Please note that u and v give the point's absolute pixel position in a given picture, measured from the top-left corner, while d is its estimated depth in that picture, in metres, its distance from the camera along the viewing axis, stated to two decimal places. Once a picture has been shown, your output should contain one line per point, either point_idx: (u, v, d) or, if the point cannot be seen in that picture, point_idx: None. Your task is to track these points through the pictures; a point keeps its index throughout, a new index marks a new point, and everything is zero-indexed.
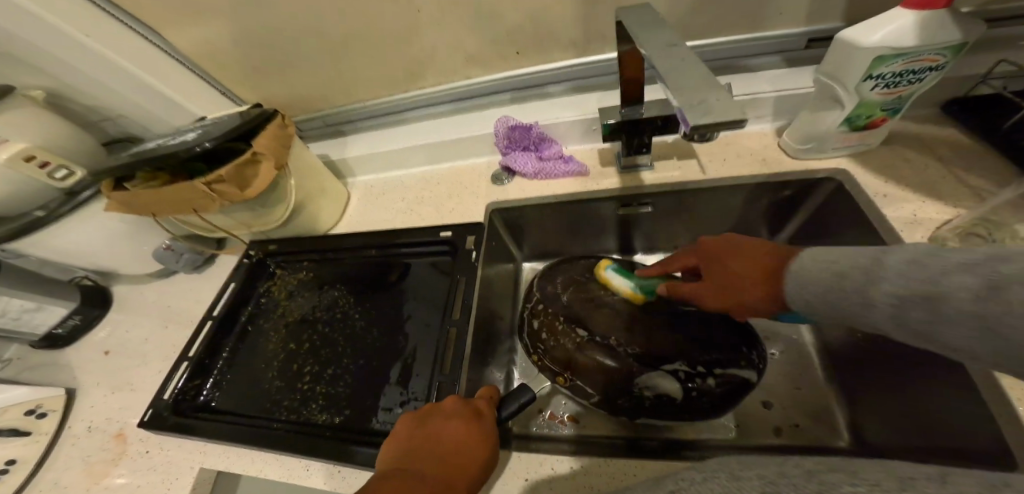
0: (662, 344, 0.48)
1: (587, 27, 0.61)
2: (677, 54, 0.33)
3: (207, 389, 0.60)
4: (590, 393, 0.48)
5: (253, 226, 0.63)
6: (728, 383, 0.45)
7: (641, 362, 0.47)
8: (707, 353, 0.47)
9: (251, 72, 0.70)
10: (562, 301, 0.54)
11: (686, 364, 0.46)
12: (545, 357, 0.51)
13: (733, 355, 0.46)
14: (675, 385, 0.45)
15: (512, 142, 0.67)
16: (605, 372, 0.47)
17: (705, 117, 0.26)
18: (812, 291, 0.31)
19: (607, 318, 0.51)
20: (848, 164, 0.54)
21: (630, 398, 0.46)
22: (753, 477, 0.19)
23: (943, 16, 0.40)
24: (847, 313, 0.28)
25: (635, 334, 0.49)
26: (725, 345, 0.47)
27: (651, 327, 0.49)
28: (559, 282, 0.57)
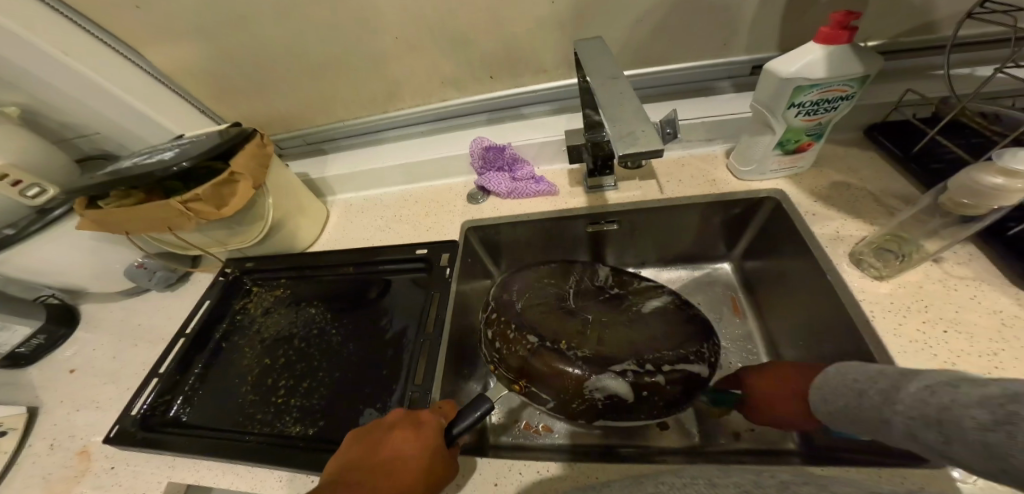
0: (614, 343, 0.46)
1: (552, 53, 0.65)
2: (616, 87, 0.36)
3: (177, 405, 0.59)
4: (546, 399, 0.45)
5: (226, 243, 0.64)
6: (680, 376, 0.44)
7: (592, 365, 0.44)
8: (657, 349, 0.46)
9: (230, 92, 0.72)
10: (517, 307, 0.51)
11: (634, 363, 0.44)
12: (501, 366, 0.48)
13: (682, 350, 0.45)
14: (625, 388, 0.43)
15: (487, 162, 0.70)
16: (556, 373, 0.44)
17: (630, 147, 0.29)
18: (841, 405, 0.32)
19: (562, 321, 0.49)
20: (784, 185, 0.60)
21: (584, 401, 0.44)
22: (725, 484, 0.23)
23: (846, 51, 0.45)
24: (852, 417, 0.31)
25: (588, 335, 0.47)
26: (676, 340, 0.47)
27: (605, 328, 0.48)
28: (516, 285, 0.54)
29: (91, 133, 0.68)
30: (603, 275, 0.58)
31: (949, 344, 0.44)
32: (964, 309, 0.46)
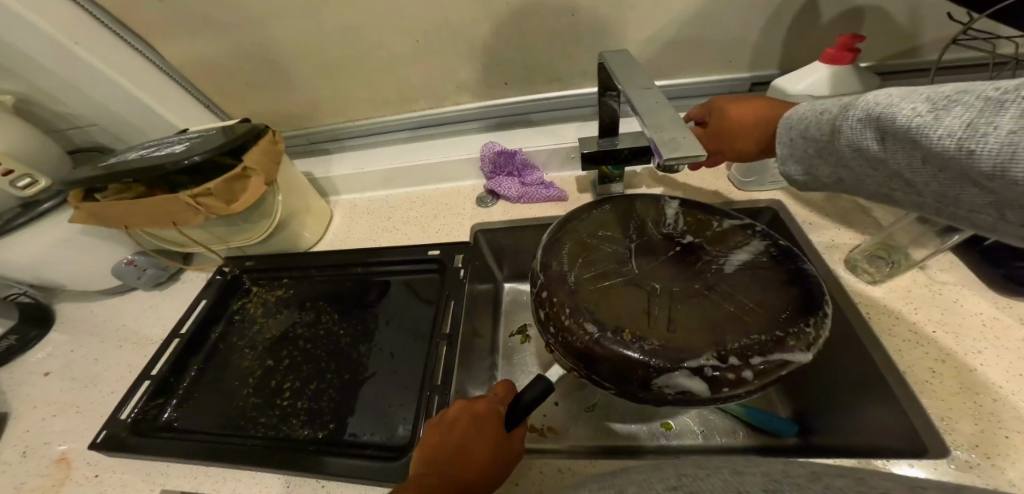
0: (686, 327, 0.40)
1: (568, 62, 0.67)
2: (653, 96, 0.37)
3: (170, 409, 0.56)
4: (607, 386, 0.41)
5: (229, 241, 0.60)
6: (770, 367, 0.38)
7: (661, 358, 0.38)
8: (742, 334, 0.39)
9: (237, 86, 0.70)
10: (570, 282, 0.45)
11: (715, 350, 0.38)
12: (559, 350, 0.44)
13: (778, 333, 0.39)
14: (701, 382, 0.38)
15: (498, 167, 0.72)
16: (617, 365, 0.39)
17: (674, 151, 0.30)
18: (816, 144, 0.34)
19: (623, 298, 0.44)
20: (781, 197, 0.64)
21: (651, 394, 0.39)
22: None
23: (850, 72, 0.49)
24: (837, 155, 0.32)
25: (654, 321, 0.41)
26: (769, 316, 0.40)
27: (672, 303, 0.43)
28: (565, 254, 0.49)
29: (83, 121, 0.65)
30: (672, 216, 0.54)
31: (940, 343, 0.48)
32: (950, 312, 0.51)
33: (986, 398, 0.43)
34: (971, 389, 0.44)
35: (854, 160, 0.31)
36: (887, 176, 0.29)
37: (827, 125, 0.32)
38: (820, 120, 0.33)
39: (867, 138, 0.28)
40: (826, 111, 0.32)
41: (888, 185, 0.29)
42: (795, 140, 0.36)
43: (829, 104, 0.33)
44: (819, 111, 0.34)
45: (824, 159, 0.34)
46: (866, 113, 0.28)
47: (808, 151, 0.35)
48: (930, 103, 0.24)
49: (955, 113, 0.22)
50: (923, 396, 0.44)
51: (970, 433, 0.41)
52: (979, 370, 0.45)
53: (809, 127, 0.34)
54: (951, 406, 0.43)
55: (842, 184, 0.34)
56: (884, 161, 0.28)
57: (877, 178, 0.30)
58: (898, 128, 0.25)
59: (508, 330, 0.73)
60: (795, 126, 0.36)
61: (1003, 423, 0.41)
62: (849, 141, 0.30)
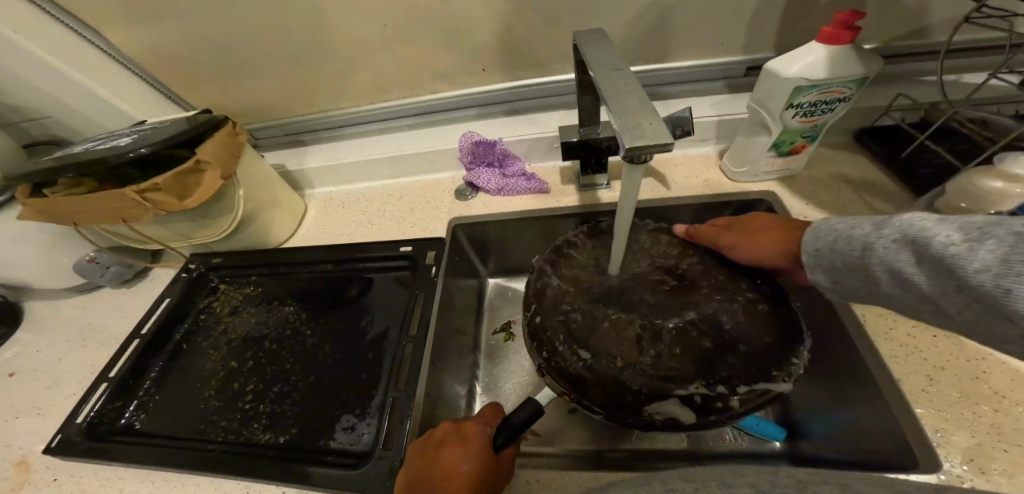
0: (676, 356, 0.41)
1: (548, 46, 0.63)
2: (620, 78, 0.34)
3: (129, 411, 0.54)
4: (596, 411, 0.40)
5: (192, 238, 0.57)
6: (755, 398, 0.38)
7: (650, 387, 0.39)
8: (726, 364, 0.40)
9: (200, 76, 0.66)
10: (566, 310, 0.46)
11: (699, 380, 0.39)
12: (552, 373, 0.43)
13: (759, 363, 0.40)
14: (689, 410, 0.38)
15: (477, 158, 0.68)
16: (607, 389, 0.40)
17: (639, 140, 0.27)
18: (832, 257, 0.32)
19: (616, 327, 0.44)
20: (775, 188, 0.59)
21: (640, 420, 0.39)
22: (741, 485, 0.20)
23: (848, 51, 0.45)
24: (861, 276, 0.30)
25: (645, 349, 0.42)
26: (755, 346, 0.41)
27: (663, 331, 0.43)
28: (560, 281, 0.49)
29: (40, 115, 0.62)
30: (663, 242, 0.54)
31: (940, 348, 0.45)
32: None
33: (986, 408, 0.40)
34: (971, 398, 0.41)
35: (882, 283, 0.28)
36: (914, 302, 0.26)
37: (857, 241, 0.30)
38: (852, 233, 0.31)
39: (899, 261, 0.26)
40: (859, 227, 0.31)
41: (915, 309, 0.27)
42: (821, 252, 0.33)
43: (862, 221, 0.31)
44: (848, 226, 0.32)
45: (846, 274, 0.31)
46: (902, 233, 0.27)
47: (828, 263, 0.33)
48: (966, 234, 0.22)
49: (989, 247, 0.21)
50: (917, 404, 0.41)
51: (965, 447, 0.38)
52: (981, 379, 0.42)
53: (838, 241, 0.32)
54: (947, 416, 0.40)
55: (872, 304, 0.31)
56: (920, 289, 0.25)
57: (909, 304, 0.27)
58: (936, 255, 0.23)
59: (491, 327, 0.70)
60: (822, 239, 0.34)
61: (1001, 435, 0.38)
62: (881, 261, 0.28)
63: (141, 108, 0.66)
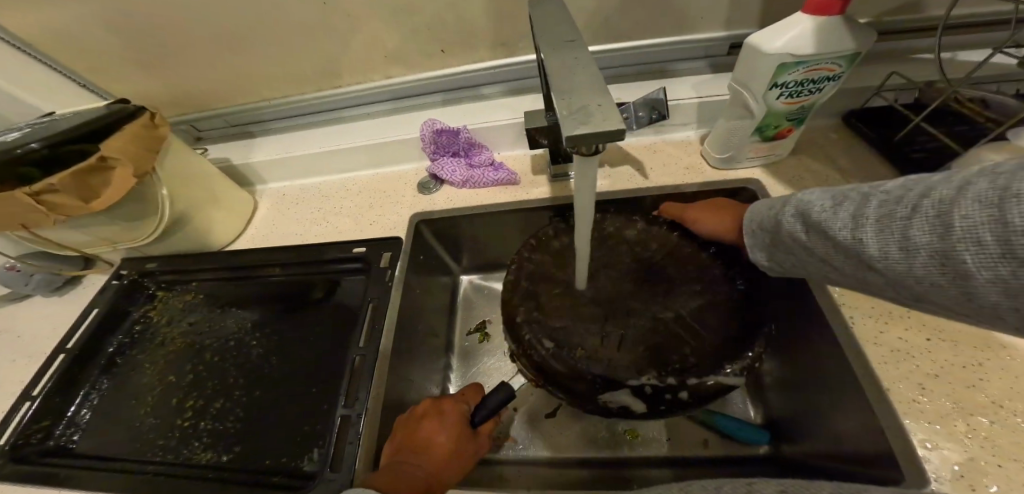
0: (636, 345, 0.39)
1: (511, 24, 0.57)
2: (571, 54, 0.29)
3: (60, 429, 0.49)
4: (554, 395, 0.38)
5: (118, 242, 0.52)
6: (707, 391, 0.36)
7: (606, 374, 0.37)
8: (684, 358, 0.38)
9: (125, 62, 0.59)
10: (536, 289, 0.43)
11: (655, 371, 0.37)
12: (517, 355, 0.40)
13: (717, 355, 0.37)
14: (638, 400, 0.36)
15: (440, 147, 0.62)
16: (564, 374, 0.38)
17: (581, 127, 0.22)
18: (754, 232, 0.36)
19: (582, 312, 0.42)
20: (759, 175, 0.54)
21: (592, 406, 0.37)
22: None
23: (838, 23, 0.40)
24: (779, 249, 0.33)
25: (607, 336, 0.39)
26: (715, 337, 0.39)
27: (628, 318, 0.41)
28: (534, 261, 0.46)
29: None
30: (642, 224, 0.49)
31: (933, 354, 0.41)
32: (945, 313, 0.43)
33: (981, 420, 0.37)
34: (964, 409, 0.37)
35: (790, 252, 0.32)
36: (814, 266, 0.30)
37: (766, 219, 0.34)
38: (766, 212, 0.35)
39: (797, 231, 0.30)
40: (768, 206, 0.35)
41: (816, 272, 0.30)
42: (746, 233, 0.37)
43: (773, 202, 0.35)
44: (763, 207, 0.36)
45: (765, 250, 0.35)
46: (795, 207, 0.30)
47: (752, 242, 0.37)
48: (836, 200, 0.27)
49: (850, 208, 0.25)
50: (905, 416, 0.38)
51: (955, 461, 0.35)
52: (977, 387, 0.39)
53: (756, 221, 0.36)
54: (938, 428, 0.37)
55: (791, 275, 0.34)
56: (813, 253, 0.29)
57: (807, 269, 0.32)
58: (814, 220, 0.28)
59: (464, 328, 0.66)
60: (748, 221, 0.37)
61: (996, 449, 0.35)
62: (785, 235, 0.31)
63: (61, 101, 0.59)
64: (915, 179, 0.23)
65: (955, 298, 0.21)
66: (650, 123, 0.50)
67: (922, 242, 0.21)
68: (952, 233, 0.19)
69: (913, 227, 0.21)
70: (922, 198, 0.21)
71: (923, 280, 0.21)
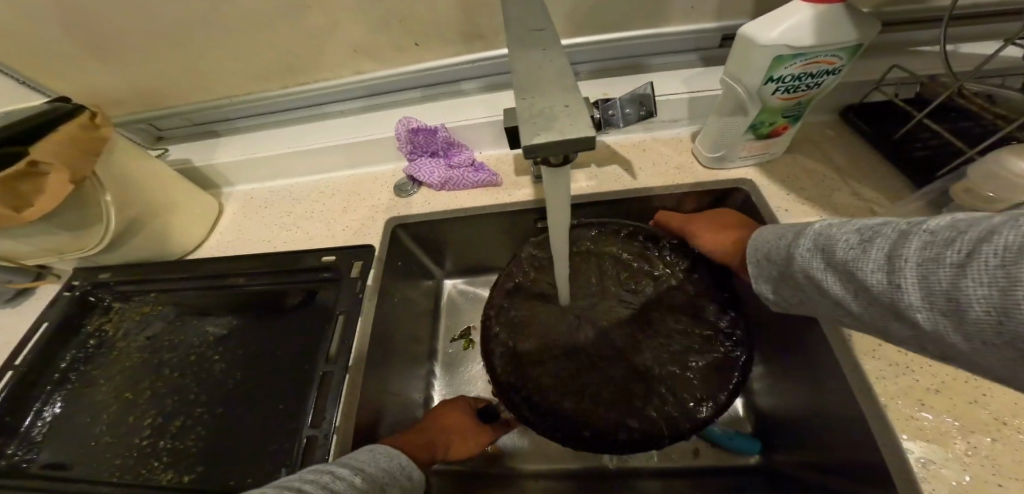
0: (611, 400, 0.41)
1: (489, 14, 0.53)
2: (538, 47, 0.25)
3: (12, 448, 0.46)
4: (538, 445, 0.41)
5: (63, 252, 0.48)
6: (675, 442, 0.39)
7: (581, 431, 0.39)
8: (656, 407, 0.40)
9: (69, 58, 0.55)
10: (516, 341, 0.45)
11: (616, 410, 0.41)
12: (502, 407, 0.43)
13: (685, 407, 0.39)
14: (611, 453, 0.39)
15: (417, 147, 0.58)
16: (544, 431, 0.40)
17: (541, 135, 0.19)
18: (760, 261, 0.35)
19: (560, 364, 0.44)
20: (753, 175, 0.51)
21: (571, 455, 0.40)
22: None
23: (837, 12, 0.37)
24: (789, 281, 0.32)
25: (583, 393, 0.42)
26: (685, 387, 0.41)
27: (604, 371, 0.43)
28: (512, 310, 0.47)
29: None
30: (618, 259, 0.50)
31: (933, 367, 0.39)
32: None
33: (984, 438, 0.34)
34: (965, 426, 0.35)
35: (805, 286, 0.30)
36: (833, 305, 0.28)
37: (781, 250, 0.32)
38: (778, 243, 0.33)
39: (816, 267, 0.28)
40: (783, 235, 0.33)
41: (834, 311, 0.28)
42: (757, 262, 0.35)
43: (784, 230, 0.33)
44: (775, 235, 0.34)
45: (778, 283, 0.33)
46: (814, 242, 0.29)
47: (764, 274, 0.35)
48: (864, 236, 0.25)
49: (884, 247, 0.23)
50: (903, 433, 0.35)
51: (954, 482, 0.32)
52: (978, 403, 0.36)
53: (767, 251, 0.34)
54: (939, 447, 0.34)
55: (805, 309, 0.33)
56: (834, 292, 0.27)
57: (825, 308, 0.29)
58: (838, 258, 0.26)
59: (447, 335, 0.63)
60: (759, 250, 0.35)
61: (997, 468, 0.33)
62: (801, 269, 0.30)
63: None
64: (962, 220, 0.20)
65: (1001, 360, 0.18)
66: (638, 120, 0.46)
67: (974, 294, 0.18)
68: (1011, 285, 0.16)
69: (964, 276, 0.18)
70: (973, 243, 0.18)
71: (973, 337, 0.19)
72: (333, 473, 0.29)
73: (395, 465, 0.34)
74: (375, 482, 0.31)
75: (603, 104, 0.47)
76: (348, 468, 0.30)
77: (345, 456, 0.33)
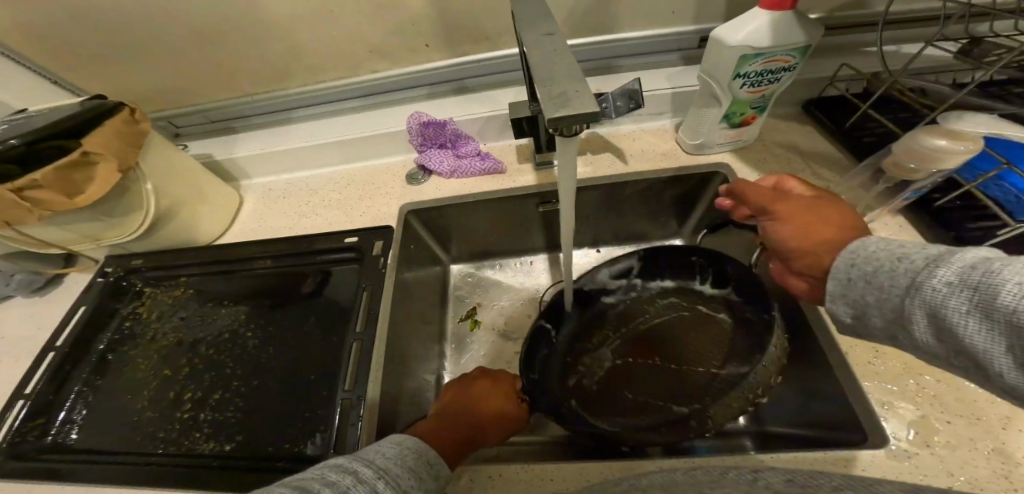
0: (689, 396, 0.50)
1: (495, 18, 0.59)
2: (550, 45, 0.31)
3: (56, 427, 0.49)
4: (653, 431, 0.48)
5: (100, 239, 0.52)
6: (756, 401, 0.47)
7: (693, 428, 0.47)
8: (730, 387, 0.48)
9: (99, 58, 0.58)
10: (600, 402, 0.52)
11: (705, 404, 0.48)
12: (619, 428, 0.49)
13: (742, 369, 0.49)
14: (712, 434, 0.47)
15: (427, 139, 0.64)
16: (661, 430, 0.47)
17: (560, 110, 0.24)
18: (859, 278, 0.28)
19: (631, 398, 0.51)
20: (729, 159, 0.58)
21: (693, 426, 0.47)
22: None
23: (791, 18, 0.43)
24: (899, 313, 0.26)
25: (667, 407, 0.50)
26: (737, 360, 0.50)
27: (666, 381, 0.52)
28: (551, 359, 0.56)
29: None
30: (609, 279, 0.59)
31: None
32: None
33: (929, 379, 0.39)
34: None
35: (926, 325, 0.24)
36: (962, 353, 0.22)
37: (900, 275, 0.25)
38: (898, 266, 0.26)
39: (950, 307, 0.21)
40: (911, 259, 0.25)
41: (963, 360, 0.22)
42: (852, 281, 0.29)
43: (916, 251, 0.26)
44: (895, 253, 0.27)
45: (886, 312, 0.27)
46: (954, 273, 0.22)
47: (864, 297, 0.28)
48: None
49: None
50: (865, 379, 0.40)
51: (910, 417, 0.37)
52: None
53: (873, 271, 0.28)
54: (893, 388, 0.39)
55: (912, 347, 0.27)
56: (974, 344, 0.20)
57: (948, 353, 0.23)
58: (992, 304, 0.19)
59: (456, 315, 0.67)
60: (861, 267, 0.28)
61: (944, 406, 0.38)
62: (928, 305, 0.23)
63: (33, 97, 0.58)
64: None
65: None
66: (628, 112, 0.52)
67: None
68: None
69: None
70: None
71: None
72: (358, 475, 0.29)
73: (421, 468, 0.33)
74: (399, 485, 0.30)
75: (597, 97, 0.53)
76: (373, 469, 0.30)
77: (368, 451, 0.33)
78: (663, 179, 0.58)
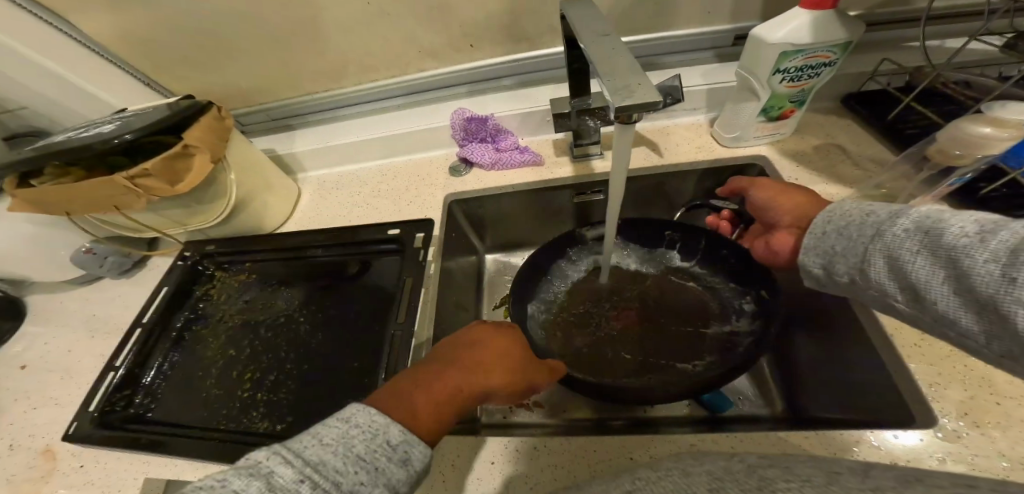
0: (685, 346, 0.53)
1: (537, 21, 0.62)
2: (608, 43, 0.34)
3: (138, 400, 0.54)
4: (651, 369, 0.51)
5: (188, 224, 0.58)
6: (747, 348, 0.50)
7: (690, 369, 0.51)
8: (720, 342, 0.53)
9: (182, 61, 0.65)
10: (600, 348, 0.54)
11: (701, 355, 0.52)
12: (618, 369, 0.52)
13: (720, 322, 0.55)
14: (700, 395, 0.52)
15: (470, 134, 0.68)
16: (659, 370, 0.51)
17: (627, 99, 0.28)
18: (832, 232, 0.33)
19: (628, 342, 0.54)
20: (766, 152, 0.59)
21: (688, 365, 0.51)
22: (699, 472, 0.21)
23: (831, 17, 0.46)
24: (855, 258, 0.31)
25: (667, 352, 0.53)
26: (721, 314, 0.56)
27: (660, 330, 0.55)
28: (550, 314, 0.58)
29: (15, 104, 0.60)
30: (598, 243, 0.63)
31: None
32: None
33: (977, 362, 0.40)
34: None
35: (879, 265, 0.29)
36: (904, 286, 0.27)
37: (866, 226, 0.30)
38: (865, 220, 0.31)
39: (906, 249, 0.27)
40: (876, 213, 0.31)
41: (900, 293, 0.28)
42: (824, 233, 0.34)
43: (879, 209, 0.31)
44: (862, 211, 0.32)
45: (846, 259, 0.32)
46: (913, 223, 0.27)
47: (834, 246, 0.33)
48: (981, 228, 0.23)
49: (1003, 240, 0.21)
50: (911, 360, 0.41)
51: (959, 400, 0.38)
52: None
53: (845, 224, 0.33)
54: (939, 371, 0.40)
55: (856, 289, 0.32)
56: (919, 277, 0.26)
57: (894, 290, 0.28)
58: (941, 243, 0.24)
59: (491, 302, 0.70)
60: (837, 222, 0.33)
61: (993, 389, 0.38)
62: (886, 248, 0.28)
63: (126, 96, 0.65)
64: None
65: None
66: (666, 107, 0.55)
67: None
68: None
69: None
70: None
71: None
72: (269, 479, 0.22)
73: (366, 455, 0.26)
74: (335, 482, 0.23)
75: None
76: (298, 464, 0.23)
77: (301, 437, 0.26)
78: (700, 169, 0.60)
